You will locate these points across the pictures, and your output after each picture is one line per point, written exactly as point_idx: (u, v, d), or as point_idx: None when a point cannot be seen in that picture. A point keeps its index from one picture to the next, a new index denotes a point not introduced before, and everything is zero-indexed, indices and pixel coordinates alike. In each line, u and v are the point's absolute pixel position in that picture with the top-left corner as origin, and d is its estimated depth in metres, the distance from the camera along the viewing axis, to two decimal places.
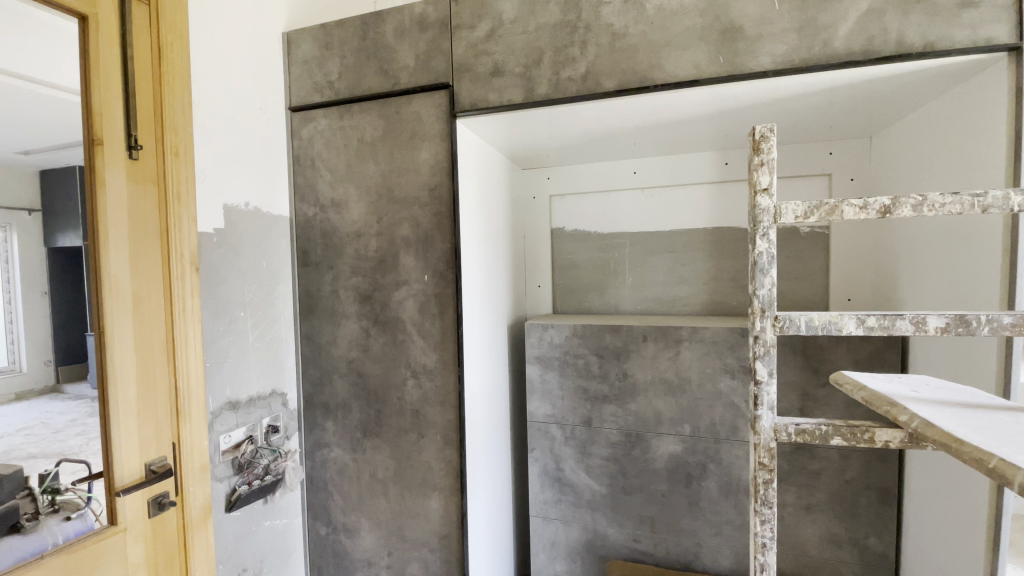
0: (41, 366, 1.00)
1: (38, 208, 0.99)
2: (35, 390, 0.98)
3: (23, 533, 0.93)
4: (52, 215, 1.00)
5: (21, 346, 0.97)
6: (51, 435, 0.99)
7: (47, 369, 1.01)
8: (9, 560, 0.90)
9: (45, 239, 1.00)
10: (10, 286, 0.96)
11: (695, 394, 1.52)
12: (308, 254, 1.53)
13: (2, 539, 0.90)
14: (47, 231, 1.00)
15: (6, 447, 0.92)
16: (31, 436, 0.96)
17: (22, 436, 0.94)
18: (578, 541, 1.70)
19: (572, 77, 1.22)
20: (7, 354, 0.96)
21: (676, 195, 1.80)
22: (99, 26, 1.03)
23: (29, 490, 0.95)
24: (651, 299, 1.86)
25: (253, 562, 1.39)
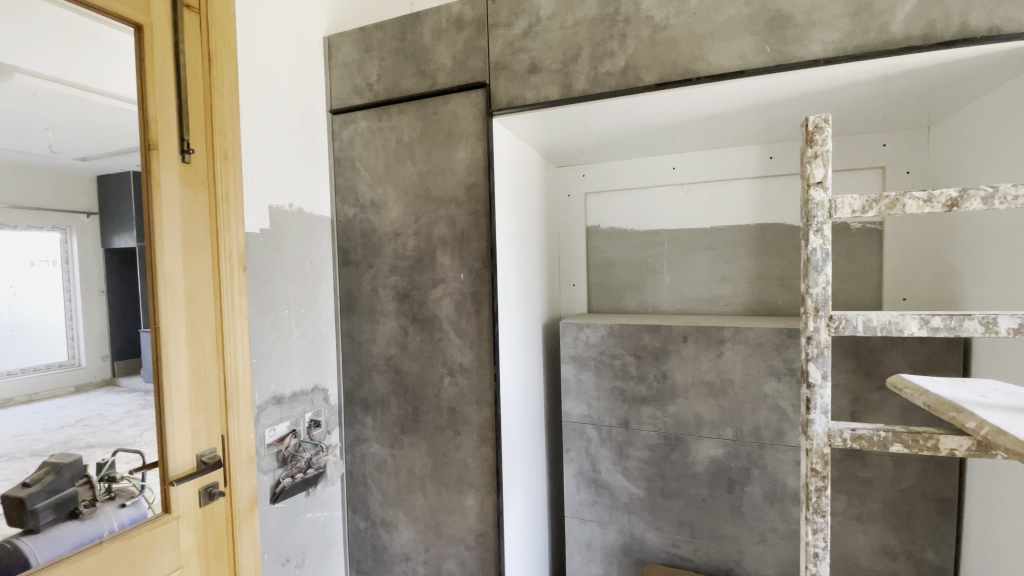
0: (98, 361, 1.04)
1: (96, 211, 1.02)
2: (93, 383, 1.03)
3: (81, 518, 0.98)
4: (108, 218, 1.04)
5: (81, 342, 1.02)
6: (108, 426, 1.04)
7: (104, 363, 1.05)
8: (68, 545, 0.95)
9: (101, 240, 1.04)
10: (71, 285, 1.01)
11: (739, 397, 1.48)
12: (348, 254, 1.56)
13: (60, 524, 0.95)
14: (104, 232, 1.04)
15: (65, 438, 0.98)
16: (89, 427, 1.02)
17: (80, 427, 1.01)
18: (615, 544, 1.68)
19: (611, 71, 1.20)
20: (67, 349, 1.00)
21: (717, 191, 1.75)
22: (153, 34, 1.08)
23: (88, 478, 1.01)
24: (690, 298, 1.81)
25: (296, 553, 1.43)
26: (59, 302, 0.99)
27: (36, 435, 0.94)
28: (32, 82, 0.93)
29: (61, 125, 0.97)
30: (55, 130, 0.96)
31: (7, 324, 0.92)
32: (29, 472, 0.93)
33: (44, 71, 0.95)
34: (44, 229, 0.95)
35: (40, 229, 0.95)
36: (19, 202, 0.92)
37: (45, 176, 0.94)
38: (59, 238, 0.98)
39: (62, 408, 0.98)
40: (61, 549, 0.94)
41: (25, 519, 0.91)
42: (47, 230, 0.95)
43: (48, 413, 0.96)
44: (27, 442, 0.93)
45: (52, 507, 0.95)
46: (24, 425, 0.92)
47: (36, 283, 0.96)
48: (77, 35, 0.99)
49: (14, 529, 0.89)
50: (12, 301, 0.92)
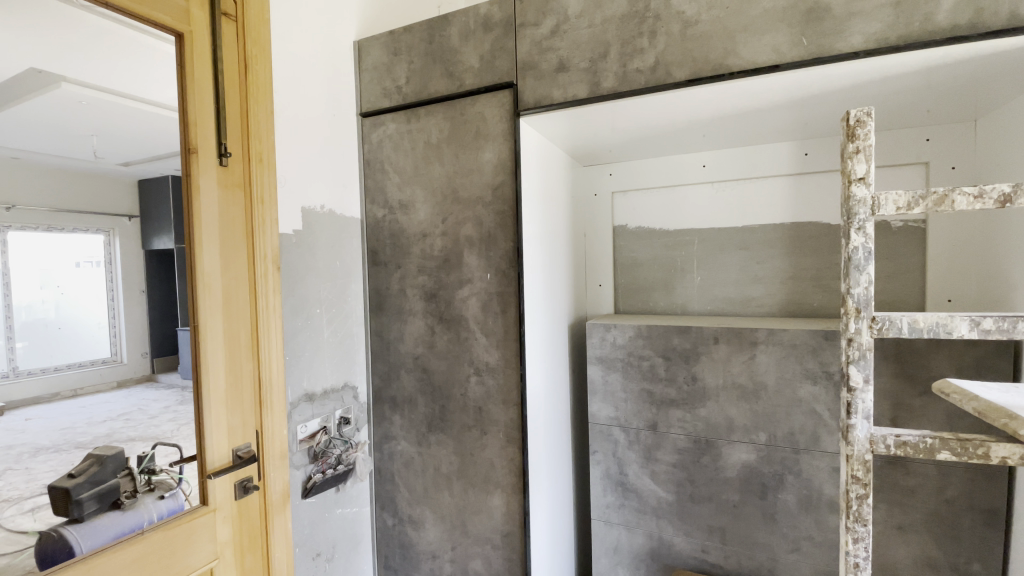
0: (139, 357, 1.08)
1: (137, 214, 1.05)
2: (133, 379, 1.07)
3: (123, 509, 1.01)
4: (148, 220, 1.08)
5: (122, 339, 1.06)
6: (147, 420, 1.07)
7: (144, 360, 1.08)
8: (110, 535, 0.98)
9: (141, 242, 1.07)
10: (114, 286, 1.05)
11: (772, 400, 1.44)
12: (377, 254, 1.59)
13: (104, 514, 0.98)
14: (143, 235, 1.07)
15: (108, 431, 1.01)
16: (130, 421, 1.05)
17: (122, 421, 1.04)
18: (643, 548, 1.65)
19: (640, 68, 1.18)
20: (110, 346, 1.04)
21: (749, 189, 1.71)
22: (193, 42, 1.11)
23: (130, 470, 1.04)
24: (721, 299, 1.77)
25: (326, 547, 1.46)
26: (102, 302, 1.04)
27: (82, 428, 0.98)
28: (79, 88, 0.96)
29: (105, 131, 1.01)
30: (100, 138, 1.00)
31: (54, 321, 0.96)
32: (75, 464, 0.96)
33: (89, 79, 0.98)
34: (88, 232, 0.99)
35: (86, 232, 0.98)
36: (67, 205, 0.95)
37: (90, 182, 0.98)
38: (102, 239, 1.02)
39: (104, 403, 1.02)
40: (104, 538, 0.97)
41: (71, 509, 0.94)
42: (92, 232, 1.00)
43: (92, 407, 1.00)
44: (73, 435, 0.96)
45: (94, 498, 0.98)
46: (68, 419, 0.96)
47: (80, 283, 1.00)
48: (119, 44, 1.02)
49: (60, 518, 0.93)
50: (58, 301, 0.97)
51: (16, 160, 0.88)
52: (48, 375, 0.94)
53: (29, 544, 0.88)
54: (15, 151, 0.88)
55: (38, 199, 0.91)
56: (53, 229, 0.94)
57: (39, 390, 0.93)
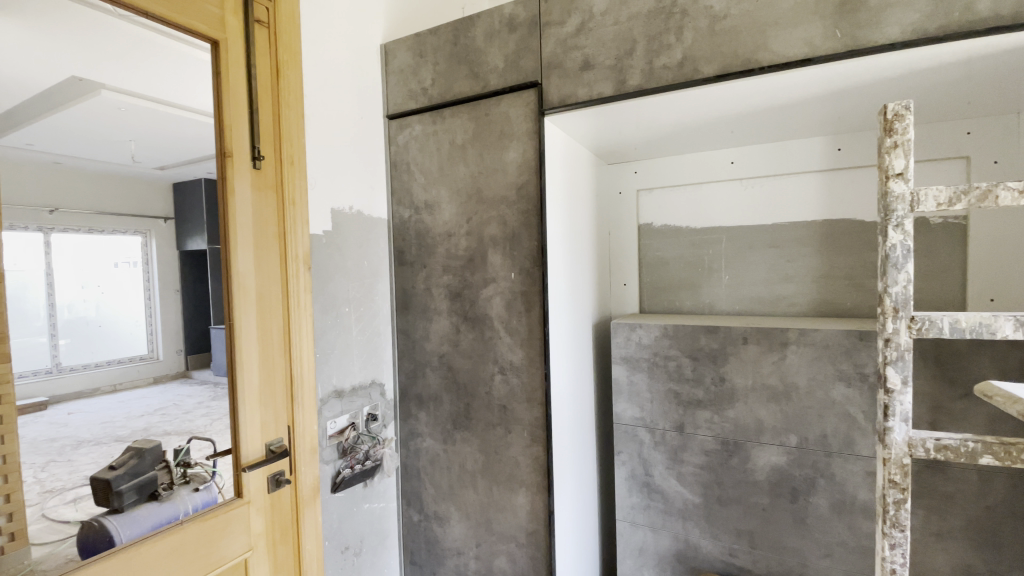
0: (174, 354, 1.10)
1: (172, 216, 1.08)
2: (169, 375, 1.09)
3: (160, 500, 1.04)
4: (183, 222, 1.10)
5: (159, 337, 1.08)
6: (182, 415, 1.10)
7: (178, 357, 1.11)
8: (148, 525, 1.01)
9: (177, 244, 1.10)
10: (150, 284, 1.06)
11: (804, 402, 1.41)
12: (403, 254, 1.61)
13: (142, 504, 1.01)
14: (179, 236, 1.10)
15: (146, 425, 1.04)
16: (166, 416, 1.08)
17: (158, 416, 1.06)
18: (668, 550, 1.63)
19: (667, 65, 1.17)
20: (147, 343, 1.06)
21: (779, 186, 1.68)
22: (228, 49, 1.15)
23: (166, 462, 1.07)
24: (751, 299, 1.74)
25: (354, 541, 1.49)
26: (139, 300, 1.05)
27: (120, 422, 1.00)
28: (116, 96, 0.99)
29: (143, 137, 1.03)
30: (137, 142, 1.02)
31: (94, 320, 0.98)
32: (114, 456, 0.99)
33: (128, 87, 1.01)
34: (126, 233, 1.01)
35: (124, 233, 1.00)
36: (106, 207, 0.97)
37: (127, 185, 1.00)
38: (140, 241, 1.03)
39: (142, 398, 1.05)
40: (144, 527, 1.00)
41: (111, 499, 0.97)
42: (130, 233, 1.01)
43: (130, 403, 1.03)
44: (112, 429, 0.99)
45: (134, 489, 1.01)
46: (108, 413, 0.98)
47: (118, 284, 1.01)
48: (157, 52, 1.05)
49: (100, 508, 0.96)
50: (99, 301, 0.99)
51: (59, 164, 0.90)
52: (89, 371, 0.97)
53: (71, 533, 0.91)
54: (57, 156, 0.91)
55: (79, 201, 0.93)
56: (94, 231, 0.95)
57: (82, 384, 0.96)
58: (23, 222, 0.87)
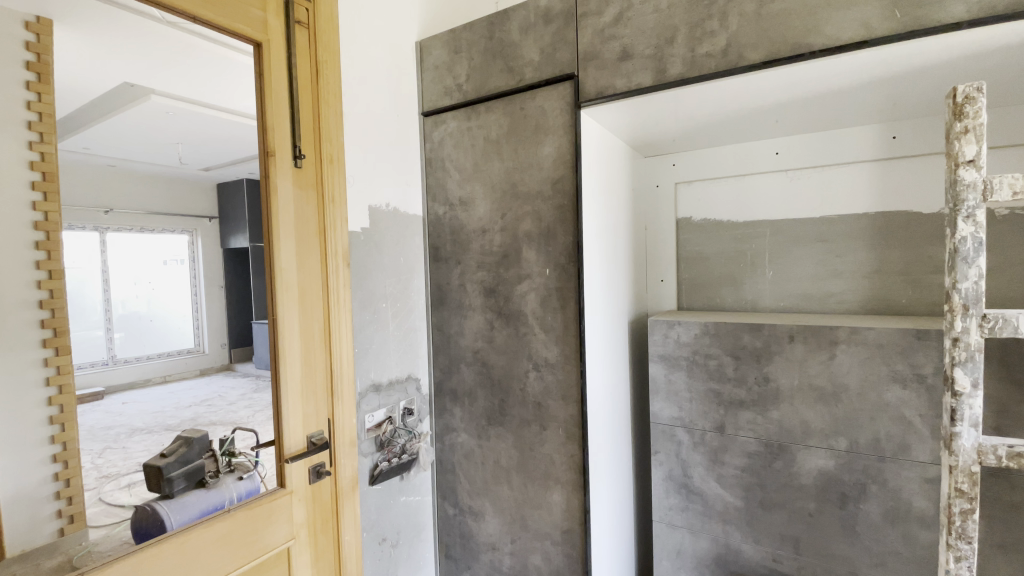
0: (218, 348, 1.13)
1: (217, 215, 1.09)
2: (214, 368, 1.12)
3: (208, 487, 1.08)
4: (225, 221, 1.12)
5: (205, 332, 1.11)
6: (226, 406, 1.13)
7: (222, 351, 1.14)
8: (196, 511, 1.05)
9: (220, 241, 1.11)
10: (196, 282, 1.09)
11: (854, 404, 1.34)
12: (438, 250, 1.63)
13: (191, 491, 1.05)
14: (222, 235, 1.11)
15: (193, 415, 1.07)
16: (212, 407, 1.10)
17: (205, 407, 1.09)
18: (707, 553, 1.59)
19: (710, 52, 1.13)
20: (194, 337, 1.09)
21: (826, 177, 1.60)
22: (270, 49, 1.18)
23: (213, 451, 1.10)
24: (796, 295, 1.67)
25: (391, 534, 1.52)
26: (187, 295, 1.08)
27: (170, 412, 1.03)
28: (165, 100, 1.03)
29: (190, 138, 1.06)
30: (184, 143, 1.05)
31: (146, 315, 1.01)
32: (165, 444, 1.02)
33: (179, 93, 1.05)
34: (175, 231, 1.03)
35: (171, 232, 1.03)
36: (156, 207, 1.00)
37: (175, 186, 1.03)
38: (186, 239, 1.06)
39: (189, 389, 1.07)
40: (192, 513, 1.04)
41: (162, 485, 1.01)
42: (178, 232, 1.04)
43: (179, 393, 1.05)
44: (162, 418, 1.01)
45: (183, 476, 1.04)
46: (159, 403, 1.01)
47: (167, 280, 1.04)
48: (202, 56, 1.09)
49: (153, 494, 0.99)
50: (150, 297, 1.02)
51: (112, 167, 0.94)
52: (143, 363, 0.99)
53: (125, 517, 0.95)
54: (110, 160, 0.94)
55: (132, 201, 0.96)
56: (145, 230, 0.98)
57: (135, 375, 0.98)
58: (81, 223, 0.89)
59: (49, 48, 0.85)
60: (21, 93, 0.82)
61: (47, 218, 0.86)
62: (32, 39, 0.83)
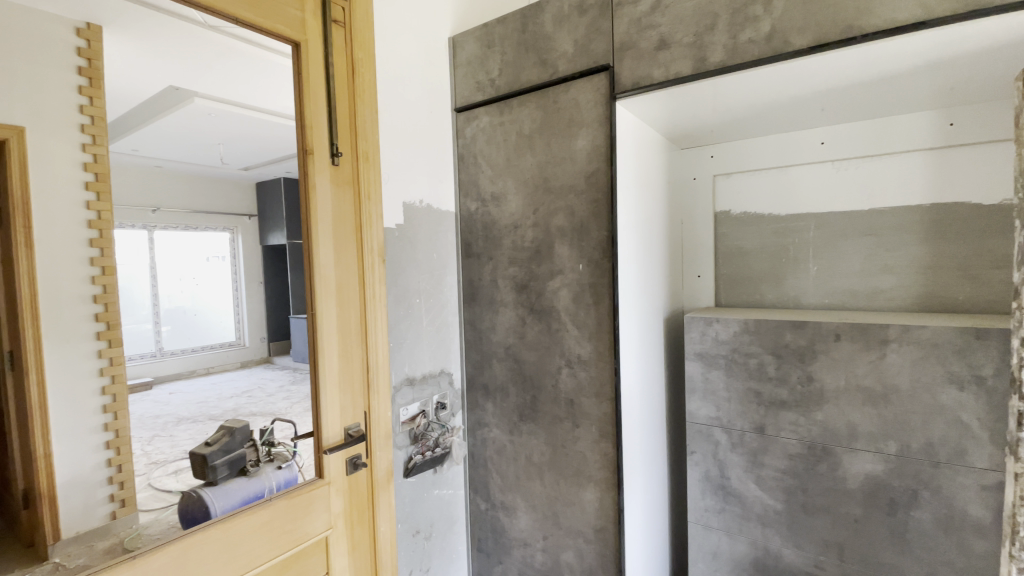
0: (258, 341, 1.16)
1: (256, 213, 1.13)
2: (254, 360, 1.15)
3: (249, 476, 1.12)
4: (264, 218, 1.15)
5: (245, 325, 1.14)
6: (266, 397, 1.17)
7: (262, 343, 1.17)
8: (238, 497, 1.09)
9: (260, 238, 1.15)
10: (237, 278, 1.12)
11: (905, 406, 1.27)
12: (470, 246, 1.63)
13: (233, 479, 1.09)
14: (261, 232, 1.15)
15: (234, 406, 1.11)
16: (252, 398, 1.14)
17: (245, 397, 1.13)
18: (745, 557, 1.55)
19: (753, 38, 1.09)
20: (235, 330, 1.13)
21: (876, 168, 1.52)
22: (308, 49, 1.20)
23: (253, 441, 1.14)
24: (842, 292, 1.60)
25: (425, 526, 1.54)
26: (228, 290, 1.12)
27: (213, 402, 1.07)
28: (208, 103, 1.07)
29: (231, 139, 1.11)
30: (226, 143, 1.10)
31: (190, 309, 1.04)
32: (210, 433, 1.06)
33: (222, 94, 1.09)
34: (216, 229, 1.07)
35: (213, 229, 1.07)
36: (200, 206, 1.03)
37: (217, 185, 1.07)
38: (228, 237, 1.10)
39: (230, 380, 1.11)
40: (234, 500, 1.08)
41: (207, 472, 1.05)
42: (219, 229, 1.08)
43: (221, 384, 1.09)
44: (206, 408, 1.06)
45: (226, 464, 1.09)
46: (203, 394, 1.05)
47: (210, 277, 1.08)
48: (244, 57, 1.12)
49: (198, 480, 1.03)
50: (194, 293, 1.05)
51: (159, 168, 0.98)
52: (188, 354, 1.03)
53: (173, 502, 0.99)
54: (158, 161, 0.98)
55: (178, 202, 0.99)
56: (190, 228, 1.02)
57: (180, 366, 1.01)
58: (131, 220, 0.92)
59: (99, 53, 0.88)
60: (74, 98, 0.85)
61: (99, 217, 0.88)
62: (83, 44, 0.85)
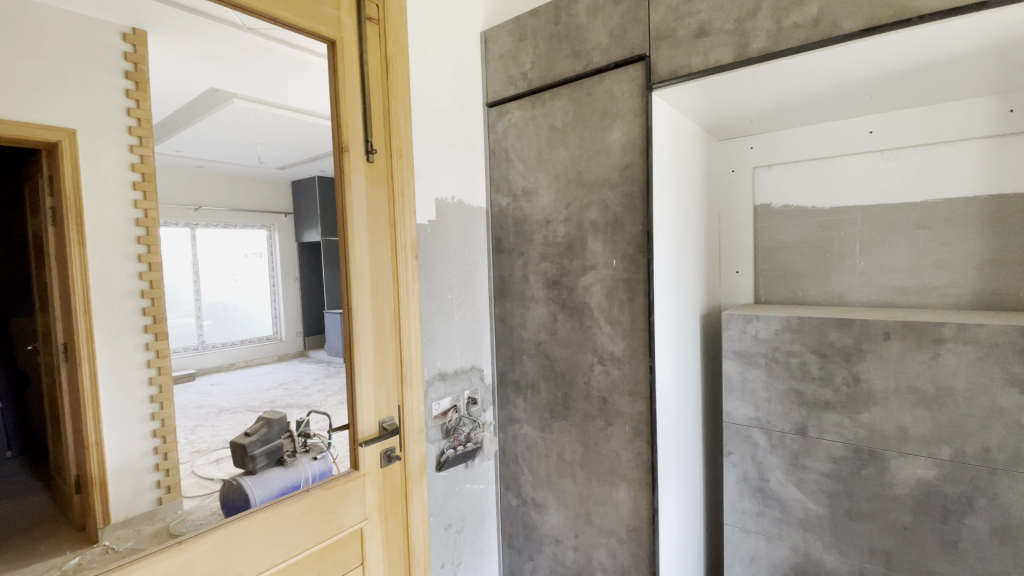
0: (294, 335, 1.17)
1: (292, 211, 1.15)
2: (290, 354, 1.17)
3: (285, 466, 1.14)
4: (300, 216, 1.17)
5: (282, 320, 1.16)
6: (301, 390, 1.18)
7: (297, 337, 1.18)
8: (276, 486, 1.12)
9: (295, 235, 1.17)
10: (275, 274, 1.14)
11: (961, 409, 1.20)
12: (501, 242, 1.63)
13: (271, 468, 1.12)
14: (297, 228, 1.17)
15: (272, 398, 1.12)
16: (288, 390, 1.16)
17: (282, 390, 1.14)
18: (785, 562, 1.50)
19: (799, 23, 1.04)
20: (273, 325, 1.14)
21: (931, 157, 1.44)
22: (343, 47, 1.21)
23: (290, 433, 1.16)
24: (891, 288, 1.52)
25: (456, 520, 1.55)
26: (265, 286, 1.13)
27: (252, 394, 1.09)
28: (245, 103, 1.10)
29: (268, 139, 1.12)
30: (263, 143, 1.12)
31: (230, 304, 1.06)
32: (249, 424, 1.08)
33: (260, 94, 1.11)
34: (254, 226, 1.09)
35: (251, 226, 1.09)
36: (238, 204, 1.05)
37: (256, 185, 1.10)
38: (265, 234, 1.12)
39: (269, 372, 1.12)
40: (272, 490, 1.11)
41: (246, 462, 1.07)
42: (256, 227, 1.10)
43: (259, 376, 1.10)
44: (245, 399, 1.08)
45: (264, 455, 1.11)
46: (242, 385, 1.08)
47: (248, 274, 1.10)
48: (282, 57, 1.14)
49: (239, 469, 1.06)
50: (233, 289, 1.07)
51: (201, 168, 1.00)
52: (228, 348, 1.05)
53: (215, 489, 1.02)
54: (199, 161, 1.00)
55: (218, 200, 1.01)
56: (229, 226, 1.04)
57: (221, 359, 1.04)
58: (174, 219, 0.96)
59: (144, 57, 0.91)
60: (122, 100, 0.88)
61: (146, 215, 0.92)
62: (130, 49, 0.89)
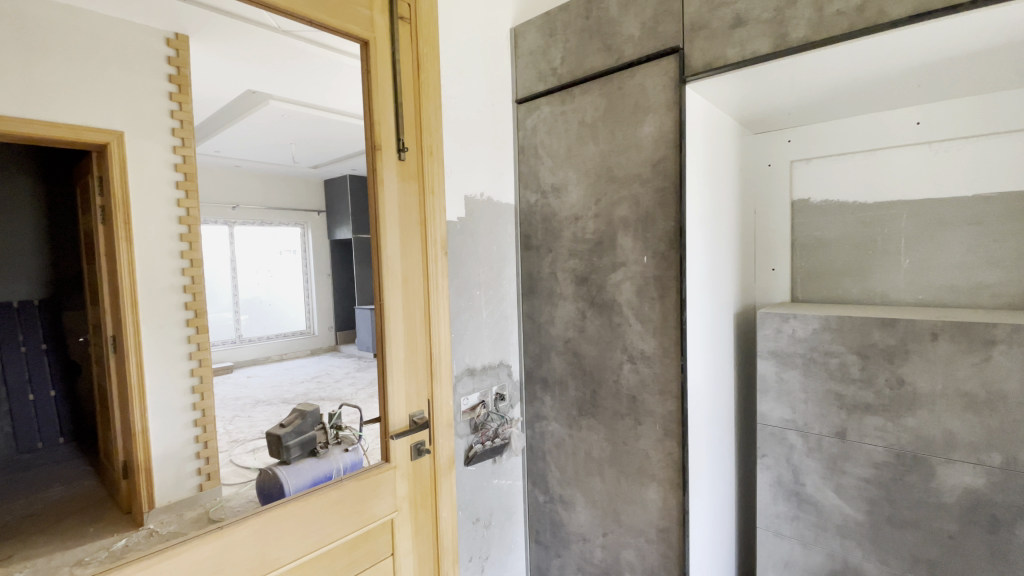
0: (326, 330, 1.20)
1: (324, 209, 1.16)
2: (322, 348, 1.19)
3: (318, 457, 1.18)
4: (332, 214, 1.18)
5: (315, 316, 1.18)
6: (333, 383, 1.21)
7: (330, 333, 1.21)
8: (309, 477, 1.15)
9: (328, 232, 1.18)
10: (308, 271, 1.17)
11: (1014, 415, 1.13)
12: (530, 239, 1.63)
13: (304, 459, 1.15)
14: (330, 225, 1.18)
15: (305, 391, 1.15)
16: (321, 383, 1.19)
17: (314, 383, 1.18)
18: (821, 569, 1.46)
19: (842, 11, 1.00)
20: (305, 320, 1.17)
21: (985, 149, 1.36)
22: (376, 47, 1.24)
23: (322, 424, 1.19)
24: (938, 287, 1.45)
25: (484, 514, 1.57)
26: (298, 282, 1.15)
27: (286, 386, 1.12)
28: (281, 103, 1.12)
29: (303, 139, 1.14)
30: (298, 143, 1.14)
31: (265, 299, 1.08)
32: (284, 415, 1.12)
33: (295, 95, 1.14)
34: (289, 224, 1.12)
35: (285, 224, 1.12)
36: (273, 203, 1.09)
37: (290, 183, 1.13)
38: (298, 232, 1.15)
39: (302, 366, 1.15)
40: (305, 480, 1.14)
41: (281, 452, 1.11)
42: (290, 225, 1.13)
43: (294, 369, 1.14)
44: (280, 391, 1.11)
45: (298, 446, 1.14)
46: (277, 378, 1.10)
47: (283, 270, 1.13)
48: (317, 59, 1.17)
49: (274, 459, 1.10)
50: (269, 285, 1.10)
51: (238, 168, 1.04)
52: (263, 341, 1.08)
53: (252, 478, 1.06)
54: (237, 161, 1.04)
55: (254, 198, 1.05)
56: (266, 223, 1.08)
57: (257, 353, 1.07)
58: (214, 217, 0.99)
59: (186, 61, 0.94)
60: (166, 103, 0.92)
61: (188, 214, 0.96)
62: (172, 54, 0.92)
